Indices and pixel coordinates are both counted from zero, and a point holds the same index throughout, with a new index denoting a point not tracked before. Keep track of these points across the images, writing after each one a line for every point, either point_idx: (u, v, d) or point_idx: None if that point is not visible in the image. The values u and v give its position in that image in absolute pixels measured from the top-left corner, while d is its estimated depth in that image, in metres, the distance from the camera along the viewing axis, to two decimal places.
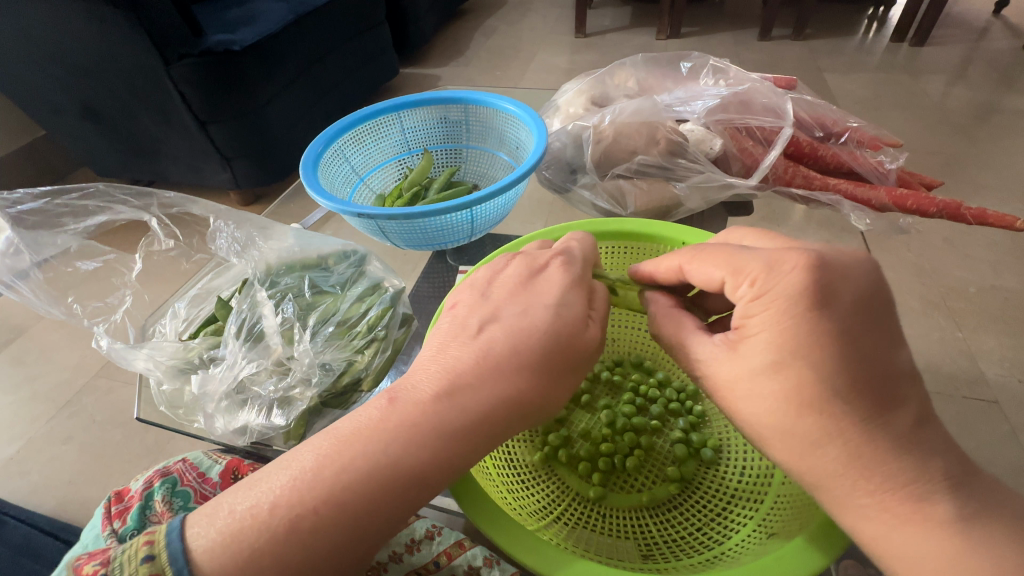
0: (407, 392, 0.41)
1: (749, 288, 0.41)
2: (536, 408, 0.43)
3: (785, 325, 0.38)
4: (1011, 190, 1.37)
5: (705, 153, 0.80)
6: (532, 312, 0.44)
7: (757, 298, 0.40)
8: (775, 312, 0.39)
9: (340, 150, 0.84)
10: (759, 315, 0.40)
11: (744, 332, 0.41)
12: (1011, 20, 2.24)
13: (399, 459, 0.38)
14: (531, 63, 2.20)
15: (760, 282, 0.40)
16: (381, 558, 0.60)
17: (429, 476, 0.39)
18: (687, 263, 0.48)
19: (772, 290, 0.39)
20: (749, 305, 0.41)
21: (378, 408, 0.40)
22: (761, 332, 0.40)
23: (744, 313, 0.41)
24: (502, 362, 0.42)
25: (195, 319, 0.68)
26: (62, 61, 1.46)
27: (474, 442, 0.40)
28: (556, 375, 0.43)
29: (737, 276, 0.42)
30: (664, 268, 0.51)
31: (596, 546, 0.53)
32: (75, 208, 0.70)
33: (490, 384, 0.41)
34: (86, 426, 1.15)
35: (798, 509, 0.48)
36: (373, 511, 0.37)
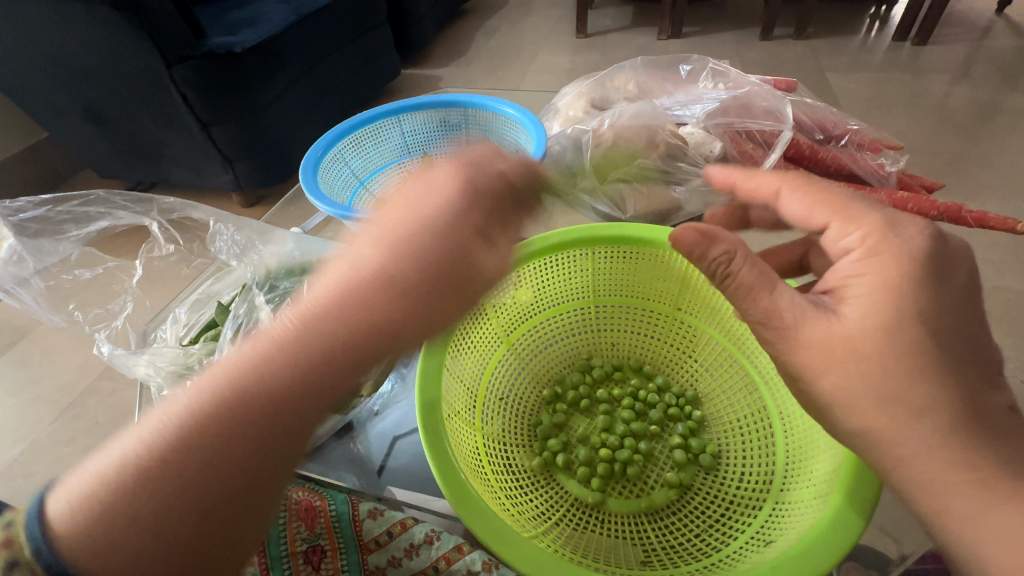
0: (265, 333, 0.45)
1: (860, 243, 0.42)
2: (402, 328, 0.47)
3: (902, 283, 0.40)
4: (1015, 190, 1.36)
5: (705, 156, 0.80)
6: (385, 244, 0.49)
7: (873, 251, 0.42)
8: (888, 270, 0.41)
9: (341, 153, 0.84)
10: (868, 274, 0.41)
11: (848, 290, 0.42)
12: (1015, 18, 2.22)
13: (246, 389, 0.41)
14: (533, 63, 2.20)
15: (877, 239, 0.42)
16: (381, 562, 0.62)
17: (286, 398, 0.42)
18: (789, 188, 0.47)
19: (887, 248, 0.41)
20: (861, 262, 0.42)
21: (240, 349, 0.44)
22: (869, 292, 0.41)
23: (852, 270, 0.42)
24: (361, 290, 0.46)
25: (195, 324, 0.68)
26: (64, 63, 1.46)
27: (341, 358, 0.44)
28: (416, 295, 0.48)
29: (847, 226, 0.43)
30: (757, 183, 0.50)
31: (595, 550, 0.53)
32: (77, 214, 0.69)
33: (350, 312, 0.45)
34: (89, 428, 1.16)
35: (797, 516, 0.48)
36: (235, 449, 0.40)
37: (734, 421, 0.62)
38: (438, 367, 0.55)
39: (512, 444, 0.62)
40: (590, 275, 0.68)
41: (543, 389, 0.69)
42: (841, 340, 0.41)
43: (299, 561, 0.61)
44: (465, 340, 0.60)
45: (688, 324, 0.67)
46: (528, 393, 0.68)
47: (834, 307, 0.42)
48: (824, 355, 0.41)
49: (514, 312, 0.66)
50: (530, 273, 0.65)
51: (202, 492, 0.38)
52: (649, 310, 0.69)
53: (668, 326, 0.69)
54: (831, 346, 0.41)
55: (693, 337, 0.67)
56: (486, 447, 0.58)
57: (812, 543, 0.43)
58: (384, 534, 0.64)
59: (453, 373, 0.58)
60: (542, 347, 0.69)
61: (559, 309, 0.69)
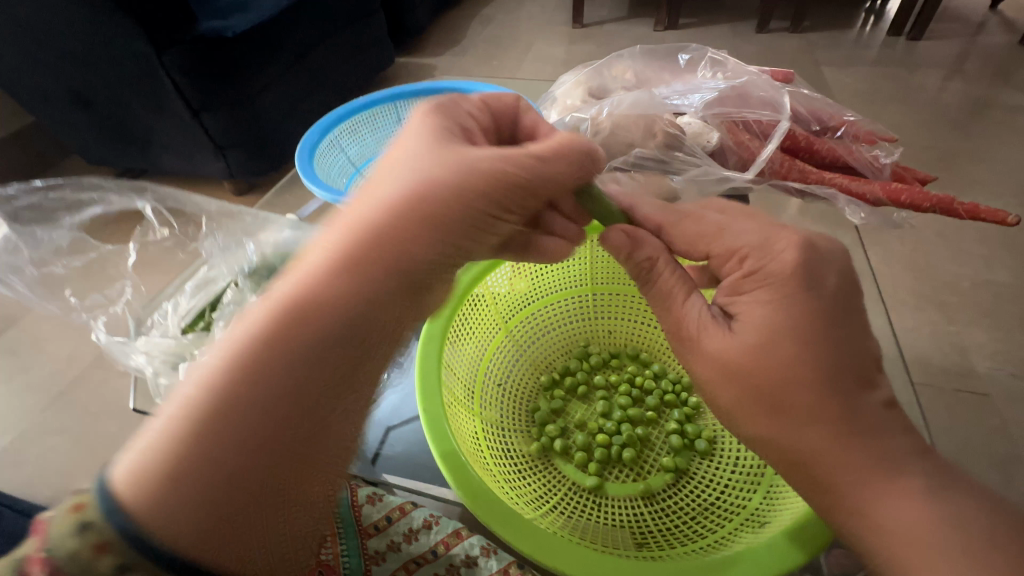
0: (311, 303, 0.37)
1: (741, 266, 0.46)
2: (309, 322, 0.36)
3: (780, 296, 0.42)
4: (1005, 186, 1.37)
5: (703, 146, 0.81)
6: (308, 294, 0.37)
7: (749, 274, 0.45)
8: (767, 287, 0.43)
9: (337, 140, 0.84)
10: (750, 292, 0.44)
11: (737, 305, 0.45)
12: (1009, 14, 2.24)
13: (303, 306, 0.36)
14: (530, 53, 2.18)
15: (756, 257, 0.45)
16: (379, 547, 0.60)
17: (331, 331, 0.37)
18: (672, 223, 0.54)
19: (765, 266, 0.44)
20: (744, 281, 0.45)
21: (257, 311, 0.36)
22: (750, 307, 0.43)
23: (737, 290, 0.45)
24: (291, 310, 0.36)
25: (190, 311, 0.67)
26: (50, 46, 1.44)
27: (309, 344, 0.36)
28: (294, 327, 0.36)
29: (729, 254, 0.47)
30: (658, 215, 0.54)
31: (592, 532, 0.54)
32: (69, 202, 0.69)
33: (318, 293, 0.37)
34: (80, 417, 1.14)
35: (790, 496, 0.49)
36: (292, 340, 0.35)
37: None
38: (437, 354, 0.55)
39: (509, 430, 0.63)
40: (586, 262, 0.68)
41: (540, 376, 0.69)
42: (737, 353, 0.42)
43: None
44: (464, 327, 0.61)
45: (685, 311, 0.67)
46: (526, 380, 0.68)
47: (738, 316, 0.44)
48: (718, 368, 0.44)
49: (511, 300, 0.67)
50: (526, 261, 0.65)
51: (285, 359, 0.35)
52: (647, 298, 0.69)
53: None
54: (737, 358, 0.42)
55: None
56: (484, 432, 0.58)
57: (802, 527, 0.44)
58: (383, 519, 0.62)
59: (452, 360, 0.58)
60: (538, 334, 0.70)
61: (556, 296, 0.69)
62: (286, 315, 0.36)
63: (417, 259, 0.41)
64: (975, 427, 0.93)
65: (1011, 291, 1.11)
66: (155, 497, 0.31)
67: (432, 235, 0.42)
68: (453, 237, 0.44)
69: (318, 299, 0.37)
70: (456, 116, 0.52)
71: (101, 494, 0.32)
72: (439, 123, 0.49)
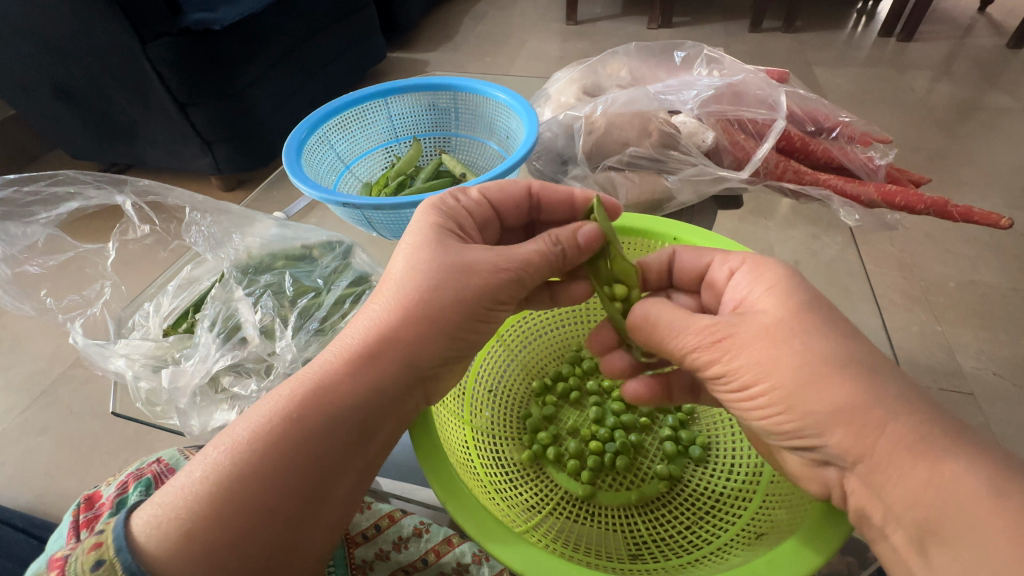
0: (330, 395, 0.42)
1: (746, 261, 0.49)
2: (326, 410, 0.41)
3: (787, 279, 0.45)
4: (992, 186, 1.38)
5: (697, 146, 0.79)
6: (325, 385, 0.42)
7: (757, 265, 0.48)
8: (779, 270, 0.46)
9: (326, 136, 0.82)
10: (766, 275, 0.46)
11: (754, 293, 0.46)
12: (996, 17, 2.26)
13: (324, 391, 0.42)
14: (522, 50, 2.16)
15: (756, 259, 0.49)
16: (367, 556, 0.58)
17: (342, 422, 0.41)
18: (682, 249, 0.56)
19: (768, 260, 0.48)
20: (753, 271, 0.47)
21: (279, 396, 0.41)
22: (771, 286, 0.45)
23: (748, 285, 0.47)
24: (308, 395, 0.41)
25: (172, 312, 0.65)
26: (31, 37, 1.40)
27: (331, 435, 0.41)
28: (313, 419, 0.40)
29: (728, 257, 0.51)
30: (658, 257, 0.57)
31: (585, 543, 0.53)
32: (44, 196, 0.66)
33: (336, 384, 0.42)
34: (62, 417, 1.11)
35: (785, 514, 0.49)
36: (314, 428, 0.40)
37: (722, 415, 0.62)
38: None
39: (501, 437, 0.62)
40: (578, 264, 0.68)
41: (532, 381, 0.69)
42: (772, 326, 0.42)
43: None
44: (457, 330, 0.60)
45: None
46: (518, 385, 0.67)
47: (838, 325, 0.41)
48: (773, 346, 0.41)
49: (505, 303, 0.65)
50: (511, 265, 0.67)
51: (303, 444, 0.40)
52: None
53: None
54: (770, 331, 0.42)
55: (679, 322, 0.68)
56: (474, 440, 0.57)
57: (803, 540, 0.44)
58: (371, 527, 0.60)
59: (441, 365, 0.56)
60: (532, 339, 0.69)
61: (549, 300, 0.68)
62: (306, 403, 0.41)
63: (430, 359, 0.45)
64: None
65: (997, 292, 1.11)
66: (169, 541, 0.36)
67: (442, 336, 0.46)
68: (466, 328, 0.47)
69: (341, 380, 0.42)
70: (468, 207, 0.54)
71: (121, 534, 0.37)
72: (448, 221, 0.50)
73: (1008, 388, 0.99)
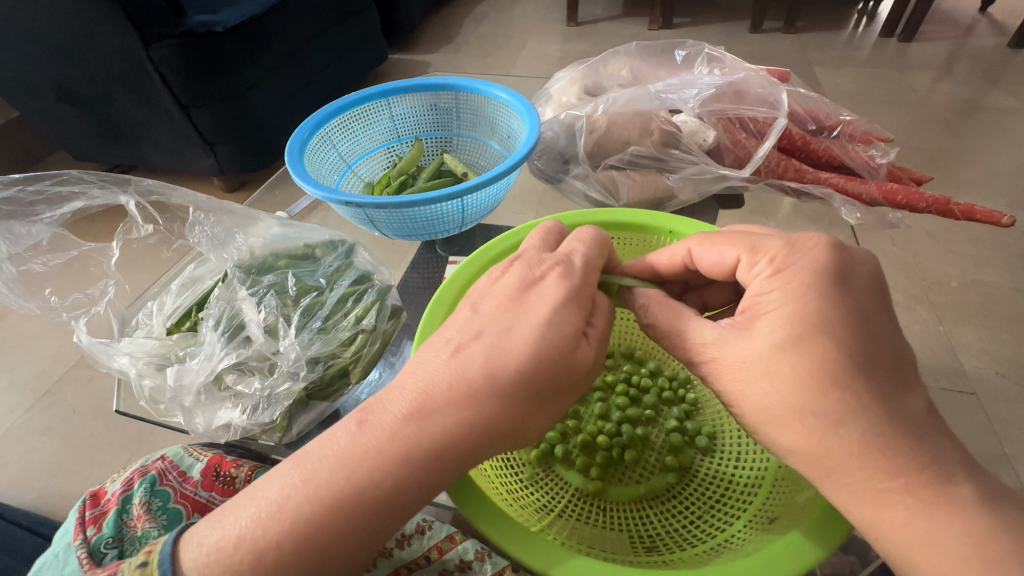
0: (403, 481, 0.37)
1: (768, 265, 0.44)
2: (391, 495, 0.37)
3: (805, 297, 0.40)
4: (993, 186, 1.38)
5: (699, 144, 0.79)
6: (401, 472, 0.37)
7: (779, 274, 0.42)
8: (795, 285, 0.41)
9: (328, 136, 0.82)
10: (775, 291, 0.42)
11: (758, 310, 0.42)
12: (997, 17, 2.26)
13: (389, 473, 0.37)
14: (523, 51, 2.17)
15: (783, 259, 0.43)
16: (370, 552, 0.59)
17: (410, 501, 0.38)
18: (698, 246, 0.51)
19: (793, 266, 0.42)
20: (768, 282, 0.43)
21: (343, 466, 0.37)
22: (777, 308, 0.41)
23: (753, 296, 0.43)
24: (372, 471, 0.37)
25: (177, 310, 0.65)
26: (35, 40, 1.40)
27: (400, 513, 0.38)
28: (378, 507, 0.37)
29: (754, 254, 0.45)
30: (669, 257, 0.54)
31: (598, 540, 0.53)
32: (49, 195, 0.68)
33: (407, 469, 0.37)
34: (66, 417, 1.11)
35: (795, 497, 0.49)
36: (381, 507, 0.37)
37: (723, 404, 0.63)
38: None
39: None
40: None
41: None
42: (756, 358, 0.41)
43: None
44: None
45: None
46: None
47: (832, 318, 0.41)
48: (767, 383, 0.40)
49: None
50: None
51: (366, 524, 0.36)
52: None
53: None
54: (748, 366, 0.41)
55: None
56: None
57: (820, 523, 0.43)
58: None
59: None
60: None
61: None
62: (376, 482, 0.37)
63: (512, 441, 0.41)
64: (964, 426, 0.93)
65: (1000, 292, 1.11)
66: None
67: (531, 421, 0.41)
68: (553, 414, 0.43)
69: (421, 478, 0.37)
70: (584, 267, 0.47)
71: None
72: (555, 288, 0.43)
73: (1012, 388, 0.99)
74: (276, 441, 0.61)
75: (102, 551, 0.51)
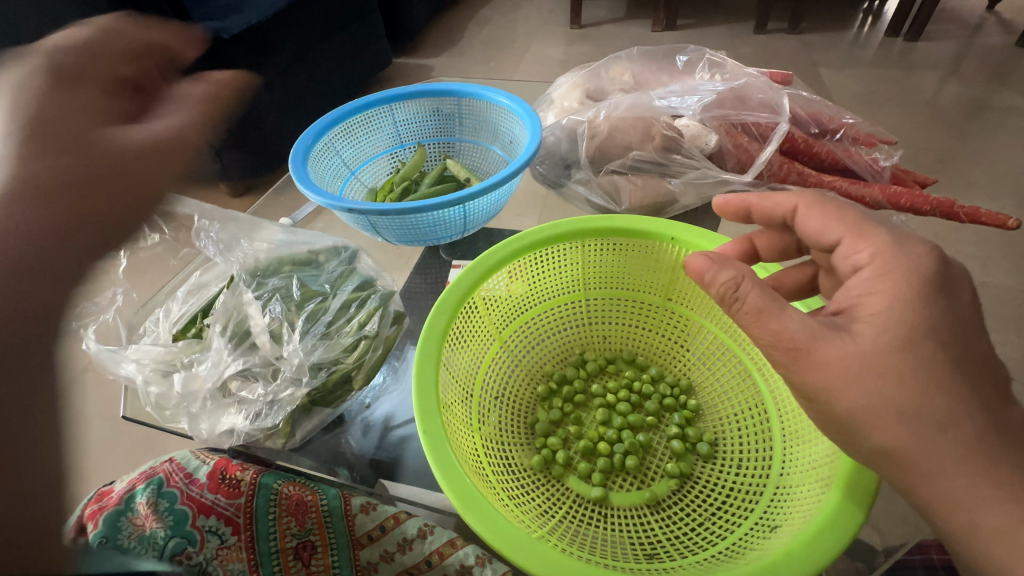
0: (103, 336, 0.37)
1: (869, 260, 0.43)
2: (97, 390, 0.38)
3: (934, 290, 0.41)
4: (1001, 187, 1.37)
5: (700, 149, 0.79)
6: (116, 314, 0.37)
7: (881, 274, 0.42)
8: (894, 286, 0.41)
9: (332, 143, 0.83)
10: (880, 292, 0.42)
11: (861, 309, 0.42)
12: (1004, 16, 2.24)
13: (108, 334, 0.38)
14: (527, 54, 2.18)
15: (886, 257, 0.43)
16: (372, 558, 0.61)
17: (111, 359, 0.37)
18: (805, 207, 0.49)
19: (895, 266, 0.42)
20: (872, 281, 0.42)
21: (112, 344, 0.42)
22: (880, 309, 0.41)
23: (863, 289, 0.42)
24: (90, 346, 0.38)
25: (181, 318, 0.65)
26: None
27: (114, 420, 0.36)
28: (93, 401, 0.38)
29: (857, 242, 0.44)
30: (771, 203, 0.52)
31: (597, 544, 0.53)
32: None
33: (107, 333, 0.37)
34: None
35: (799, 503, 0.49)
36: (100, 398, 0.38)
37: (726, 410, 0.63)
38: (437, 359, 0.54)
39: (510, 443, 0.62)
40: (580, 272, 0.68)
41: (538, 385, 0.69)
42: (881, 344, 0.40)
43: (289, 558, 0.59)
44: (462, 334, 0.60)
45: (680, 315, 0.67)
46: (525, 388, 0.68)
47: (830, 327, 0.42)
48: (839, 372, 0.40)
49: (506, 307, 0.65)
50: (522, 266, 0.65)
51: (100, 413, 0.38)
52: (641, 301, 0.69)
53: (658, 316, 0.69)
54: (871, 350, 0.40)
55: (688, 331, 0.68)
56: (484, 445, 0.57)
57: (822, 528, 0.43)
58: (377, 528, 0.62)
59: (449, 368, 0.57)
60: (536, 340, 0.69)
61: (552, 303, 0.69)
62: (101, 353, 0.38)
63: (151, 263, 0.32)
64: None
65: (1008, 294, 1.10)
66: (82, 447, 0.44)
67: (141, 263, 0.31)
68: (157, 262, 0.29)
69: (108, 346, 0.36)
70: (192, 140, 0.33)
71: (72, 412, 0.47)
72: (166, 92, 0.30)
73: None
74: (280, 445, 0.62)
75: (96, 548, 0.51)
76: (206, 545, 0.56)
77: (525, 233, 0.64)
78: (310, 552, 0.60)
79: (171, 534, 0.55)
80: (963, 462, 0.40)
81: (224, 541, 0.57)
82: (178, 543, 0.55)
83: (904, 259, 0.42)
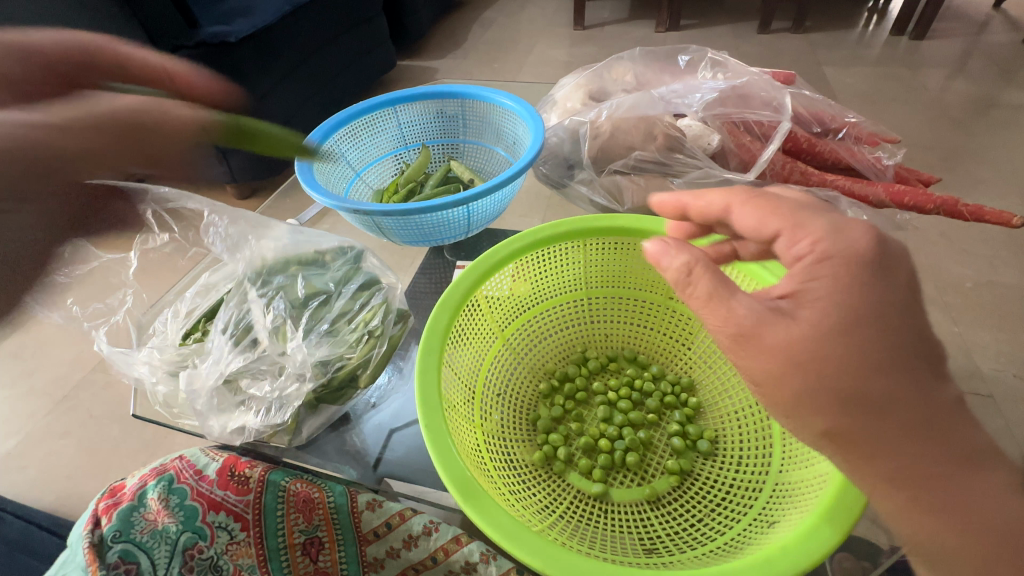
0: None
1: (809, 247, 0.42)
2: None
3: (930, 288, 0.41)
4: (1009, 185, 1.36)
5: (703, 148, 0.79)
6: None
7: (819, 260, 0.41)
8: (840, 273, 0.41)
9: (337, 145, 0.84)
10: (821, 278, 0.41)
11: (804, 295, 0.42)
12: (1012, 13, 2.23)
13: None
14: (531, 55, 2.19)
15: (827, 248, 0.42)
16: (378, 554, 0.65)
17: None
18: (739, 204, 0.48)
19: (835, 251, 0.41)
20: (813, 269, 0.42)
21: None
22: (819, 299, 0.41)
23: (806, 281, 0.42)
24: None
25: (194, 312, 0.67)
26: None
27: None
28: None
29: (795, 232, 0.43)
30: (706, 202, 0.51)
31: (597, 538, 0.53)
32: None
33: None
34: (83, 421, 1.14)
35: (796, 500, 0.49)
36: None
37: (727, 408, 0.63)
38: (438, 354, 0.55)
39: (512, 439, 0.62)
40: (582, 270, 0.68)
41: (540, 382, 0.69)
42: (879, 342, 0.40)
43: (298, 554, 0.62)
44: (463, 332, 0.60)
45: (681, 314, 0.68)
46: (526, 385, 0.68)
47: (790, 311, 0.42)
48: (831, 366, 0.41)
49: (508, 305, 0.66)
50: (524, 264, 0.65)
51: None
52: (642, 300, 0.70)
53: (659, 315, 0.69)
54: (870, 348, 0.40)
55: (689, 330, 0.68)
56: (485, 440, 0.58)
57: (818, 523, 0.44)
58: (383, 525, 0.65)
59: (451, 365, 0.57)
60: (539, 339, 0.70)
61: (554, 301, 0.69)
62: None
63: None
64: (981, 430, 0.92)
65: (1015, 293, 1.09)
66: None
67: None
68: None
69: None
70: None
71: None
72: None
73: None
74: (287, 442, 0.63)
75: (110, 545, 0.53)
76: (215, 540, 0.57)
77: (527, 233, 0.64)
78: (317, 548, 0.64)
79: (182, 528, 0.56)
80: (959, 456, 0.40)
81: (233, 537, 0.59)
82: (190, 538, 0.56)
83: (880, 241, 0.41)
